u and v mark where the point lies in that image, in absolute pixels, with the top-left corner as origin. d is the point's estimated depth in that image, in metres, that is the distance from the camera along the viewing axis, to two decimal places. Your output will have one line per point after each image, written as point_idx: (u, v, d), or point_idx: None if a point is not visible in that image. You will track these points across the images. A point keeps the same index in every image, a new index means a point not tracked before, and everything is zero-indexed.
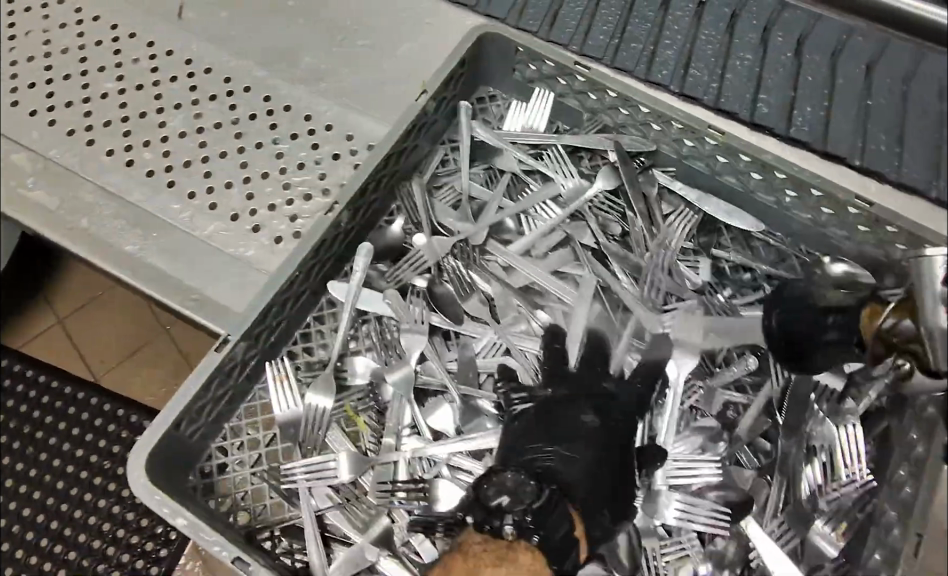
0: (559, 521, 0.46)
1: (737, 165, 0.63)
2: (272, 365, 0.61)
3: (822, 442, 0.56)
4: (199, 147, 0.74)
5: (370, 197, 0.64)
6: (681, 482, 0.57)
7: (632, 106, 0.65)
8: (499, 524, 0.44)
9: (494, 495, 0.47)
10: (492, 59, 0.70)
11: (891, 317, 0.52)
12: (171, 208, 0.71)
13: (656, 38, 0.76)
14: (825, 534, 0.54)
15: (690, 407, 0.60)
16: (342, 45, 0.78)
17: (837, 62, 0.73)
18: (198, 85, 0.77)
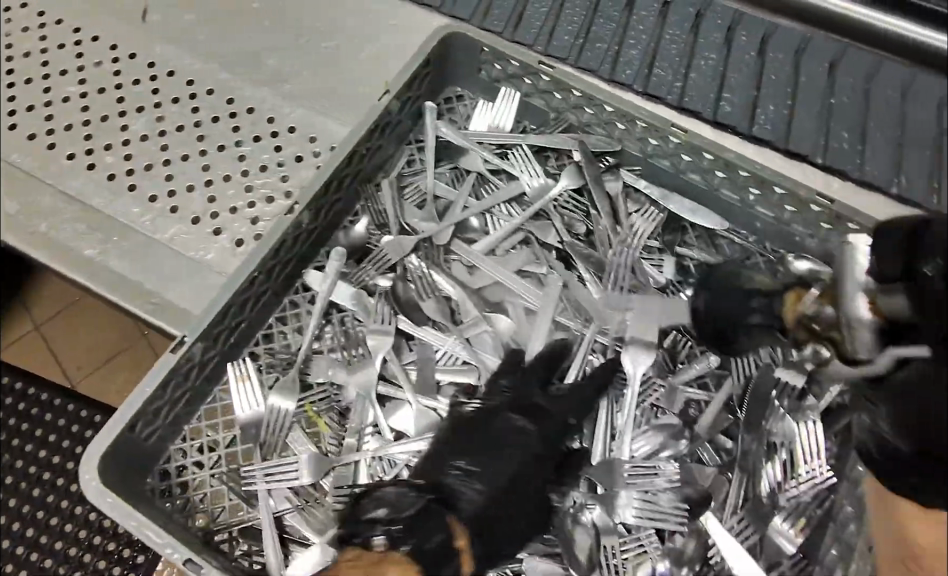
0: (434, 530, 0.48)
1: (700, 164, 0.63)
2: (233, 365, 0.60)
3: (783, 439, 0.57)
4: (161, 151, 0.73)
5: (333, 197, 0.64)
6: (640, 481, 0.56)
7: (597, 106, 0.65)
8: (370, 536, 0.48)
9: (375, 507, 0.50)
10: (457, 59, 0.69)
11: (819, 301, 0.45)
12: (131, 211, 0.70)
13: (621, 38, 0.76)
14: (783, 531, 0.54)
15: (652, 405, 0.59)
16: (307, 48, 0.78)
17: (800, 61, 0.74)
18: (160, 88, 0.76)
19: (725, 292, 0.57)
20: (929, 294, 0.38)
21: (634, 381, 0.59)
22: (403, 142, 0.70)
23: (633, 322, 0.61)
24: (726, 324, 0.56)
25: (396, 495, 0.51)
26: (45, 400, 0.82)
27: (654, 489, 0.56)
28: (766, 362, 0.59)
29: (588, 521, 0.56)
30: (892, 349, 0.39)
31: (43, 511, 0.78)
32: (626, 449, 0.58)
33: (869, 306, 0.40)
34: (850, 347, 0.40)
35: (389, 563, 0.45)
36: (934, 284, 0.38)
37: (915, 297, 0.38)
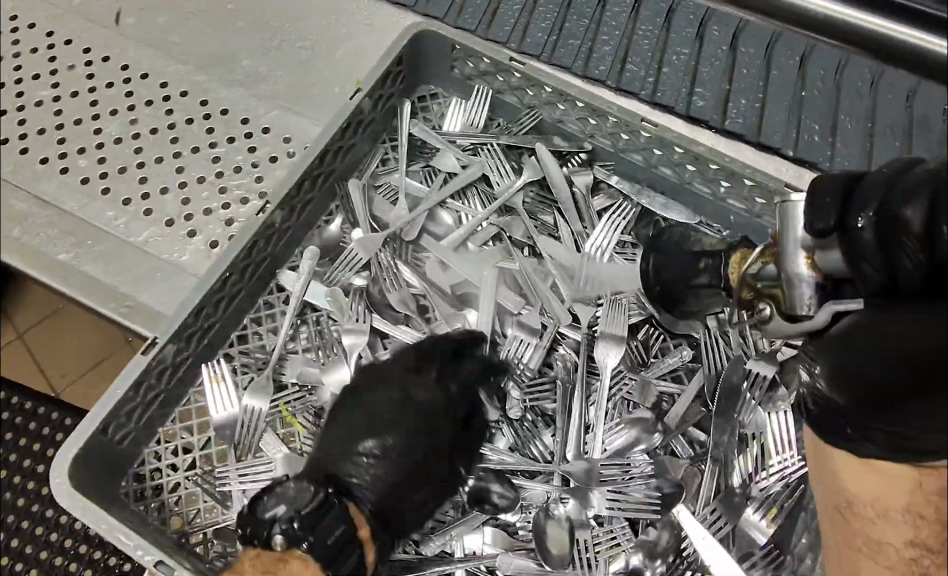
0: (332, 524, 0.46)
1: (671, 157, 0.63)
2: (208, 366, 0.60)
3: (755, 430, 0.58)
4: (135, 153, 0.73)
5: (306, 197, 0.64)
6: (613, 474, 0.57)
7: (569, 101, 0.65)
8: (269, 534, 0.45)
9: (271, 506, 0.47)
10: (429, 57, 0.69)
11: (759, 260, 0.43)
12: (105, 214, 0.70)
13: (594, 34, 0.76)
14: (755, 522, 0.55)
15: (624, 397, 0.60)
16: (282, 49, 0.78)
17: (771, 55, 0.74)
18: (134, 90, 0.76)
19: (672, 250, 0.53)
20: (861, 246, 0.35)
21: (607, 373, 0.60)
22: (376, 141, 0.70)
23: (605, 317, 0.62)
24: (676, 287, 0.51)
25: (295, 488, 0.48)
26: (18, 403, 0.78)
27: (627, 481, 0.56)
28: (737, 354, 0.59)
29: (562, 514, 0.56)
30: (830, 305, 0.38)
31: (13, 511, 0.73)
32: (598, 442, 0.58)
33: (807, 264, 0.39)
34: (789, 304, 0.39)
35: (288, 558, 0.45)
36: (866, 233, 0.34)
37: (850, 252, 0.36)
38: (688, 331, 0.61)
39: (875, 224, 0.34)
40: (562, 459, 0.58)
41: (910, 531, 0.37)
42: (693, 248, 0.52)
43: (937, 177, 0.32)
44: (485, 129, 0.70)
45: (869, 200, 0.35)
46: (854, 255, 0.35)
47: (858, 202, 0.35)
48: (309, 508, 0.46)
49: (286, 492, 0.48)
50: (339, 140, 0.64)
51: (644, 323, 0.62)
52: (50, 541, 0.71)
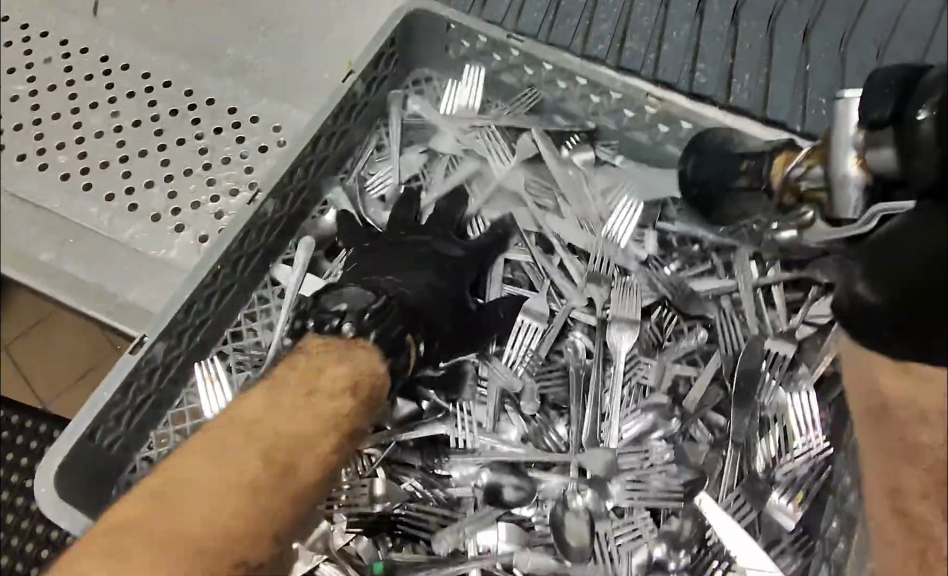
0: (394, 322, 0.53)
1: (677, 133, 0.60)
2: (201, 365, 0.58)
3: (775, 409, 0.55)
4: (118, 146, 0.70)
5: (299, 184, 0.61)
6: (632, 463, 0.55)
7: (572, 79, 0.62)
8: (338, 325, 0.52)
9: (333, 302, 0.53)
10: (419, 40, 0.67)
11: (805, 163, 0.46)
12: (87, 211, 0.67)
13: (591, 12, 0.74)
14: (781, 506, 0.52)
15: (638, 383, 0.57)
16: (267, 34, 0.75)
17: (774, 28, 0.72)
18: (115, 82, 0.73)
19: (715, 153, 0.56)
20: (919, 140, 0.34)
21: (620, 358, 0.58)
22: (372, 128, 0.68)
23: (617, 302, 0.59)
24: (715, 187, 0.56)
25: (350, 293, 0.54)
26: (4, 418, 0.75)
27: (646, 468, 0.54)
28: (755, 334, 0.57)
29: (579, 506, 0.54)
30: (878, 209, 0.39)
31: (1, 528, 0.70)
32: (613, 430, 0.56)
33: (855, 165, 0.40)
34: (834, 208, 0.42)
35: (356, 345, 0.51)
36: (924, 126, 0.34)
37: (904, 144, 0.36)
38: (701, 311, 0.59)
39: (935, 118, 0.34)
40: (576, 448, 0.56)
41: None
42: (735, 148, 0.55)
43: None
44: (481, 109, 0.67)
45: (928, 99, 0.35)
46: (909, 151, 0.35)
47: (918, 97, 0.36)
48: (375, 307, 0.53)
49: (352, 294, 0.54)
50: (329, 127, 0.62)
51: (656, 305, 0.60)
52: (40, 559, 0.68)
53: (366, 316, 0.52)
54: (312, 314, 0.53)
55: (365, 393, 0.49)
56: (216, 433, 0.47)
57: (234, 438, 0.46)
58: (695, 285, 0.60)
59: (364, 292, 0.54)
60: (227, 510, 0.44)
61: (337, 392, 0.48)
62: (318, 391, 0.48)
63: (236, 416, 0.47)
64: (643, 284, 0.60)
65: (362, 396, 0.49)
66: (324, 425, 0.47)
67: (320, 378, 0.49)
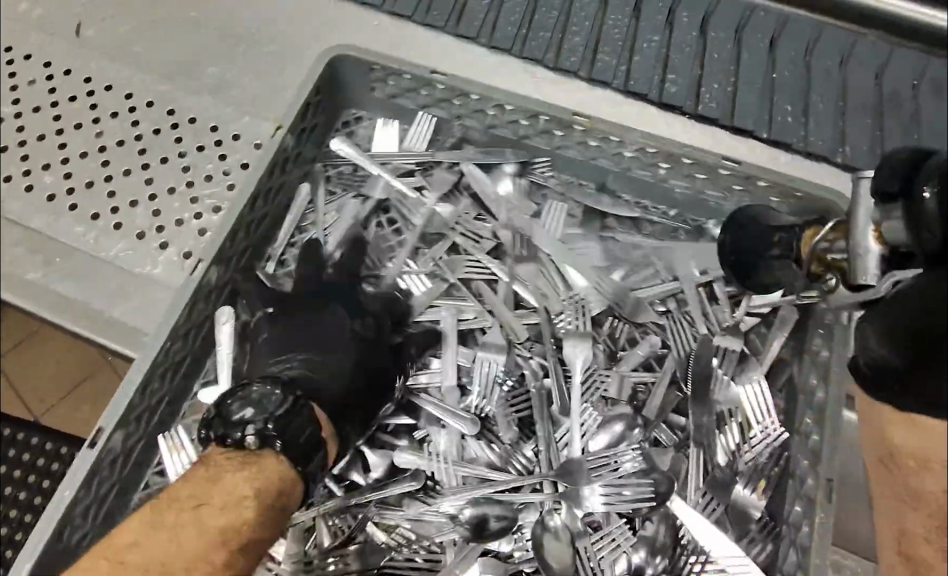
0: (303, 425, 0.49)
1: (608, 148, 0.63)
2: (166, 436, 0.56)
3: (729, 404, 0.57)
4: (102, 167, 0.71)
5: (241, 247, 0.60)
6: (601, 470, 0.56)
7: (499, 106, 0.63)
8: (241, 436, 0.47)
9: (238, 408, 0.49)
10: (347, 77, 0.67)
11: (831, 235, 0.46)
12: (74, 230, 0.68)
13: (564, 25, 0.75)
14: (745, 495, 0.55)
15: (599, 395, 0.58)
16: (248, 53, 0.77)
17: (742, 37, 0.74)
18: (98, 103, 0.74)
19: (749, 223, 0.55)
20: (925, 214, 0.36)
21: (577, 372, 0.59)
22: (308, 173, 0.67)
23: (569, 316, 0.61)
24: (750, 259, 0.54)
25: (259, 392, 0.50)
26: None
27: (617, 480, 0.55)
28: (704, 334, 0.60)
29: (557, 525, 0.54)
30: (891, 274, 0.40)
31: None
32: (576, 443, 0.57)
33: (874, 239, 0.41)
34: (855, 275, 0.41)
35: (262, 458, 0.46)
36: (929, 203, 0.36)
37: (913, 217, 0.37)
38: (651, 319, 0.61)
39: (940, 195, 0.36)
40: (547, 467, 0.56)
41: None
42: (767, 222, 0.54)
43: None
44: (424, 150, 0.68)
45: (932, 177, 0.37)
46: (917, 223, 0.37)
47: (925, 177, 0.38)
48: (281, 413, 0.49)
49: (258, 396, 0.50)
50: (265, 181, 0.61)
51: (605, 317, 0.62)
52: None
53: (271, 425, 0.48)
54: (216, 418, 0.49)
55: (269, 503, 0.45)
56: (97, 574, 0.42)
57: (114, 573, 0.42)
58: (643, 292, 0.62)
59: (271, 390, 0.50)
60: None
61: (230, 506, 0.43)
62: (207, 510, 0.43)
63: (114, 549, 0.43)
64: (591, 293, 0.62)
65: (264, 508, 0.44)
66: (212, 549, 0.42)
67: (213, 494, 0.44)
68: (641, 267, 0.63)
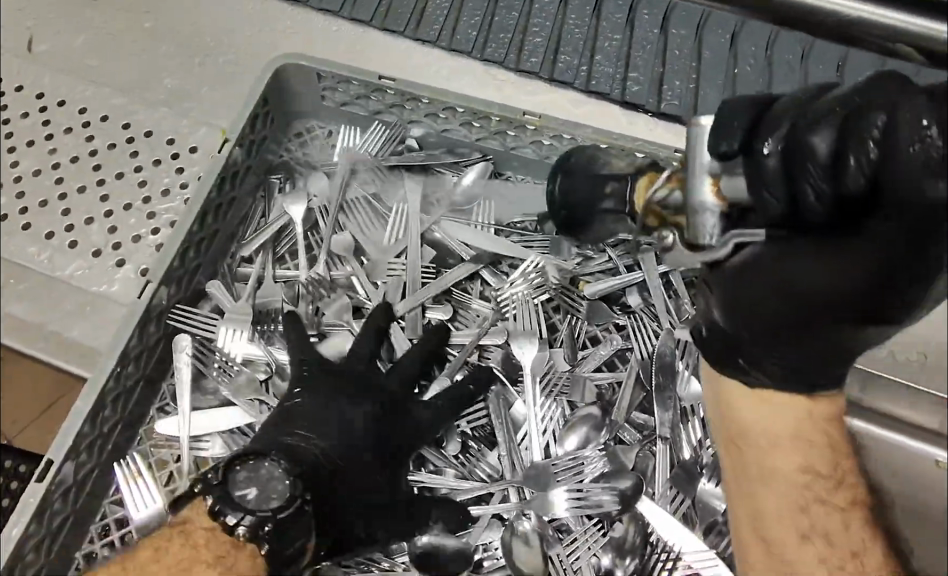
0: (304, 531, 0.41)
1: (561, 145, 0.63)
2: (121, 465, 0.55)
3: (693, 402, 0.57)
4: (56, 185, 0.69)
5: (191, 267, 0.59)
6: (565, 474, 0.55)
7: (450, 109, 0.64)
8: (232, 523, 0.40)
9: (242, 482, 0.41)
10: (296, 89, 0.66)
11: (664, 185, 0.38)
12: (28, 251, 0.67)
13: (525, 25, 0.74)
14: (712, 491, 0.54)
15: (558, 393, 0.58)
16: (204, 63, 0.75)
17: (703, 34, 0.73)
18: (51, 119, 0.72)
19: (581, 170, 0.49)
20: (766, 172, 0.33)
21: (532, 374, 0.58)
22: (261, 184, 0.66)
23: (523, 316, 0.60)
24: (582, 212, 0.47)
25: (270, 471, 0.42)
26: None
27: (582, 485, 0.54)
28: (666, 328, 0.59)
29: (527, 529, 0.53)
30: (732, 235, 0.36)
31: None
32: (538, 446, 0.56)
33: (712, 189, 0.35)
34: (692, 234, 0.36)
35: (237, 551, 0.41)
36: (771, 161, 0.32)
37: (753, 174, 0.33)
38: (611, 316, 0.61)
39: (782, 152, 0.32)
40: (512, 475, 0.55)
41: (801, 457, 0.40)
42: (602, 169, 0.48)
43: (852, 99, 0.31)
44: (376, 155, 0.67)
45: (777, 127, 0.33)
46: (755, 178, 0.33)
47: (764, 127, 0.33)
48: (283, 511, 0.40)
49: (266, 476, 0.42)
50: (216, 197, 0.60)
51: (564, 321, 0.61)
52: None
53: (267, 526, 0.39)
54: (214, 485, 0.41)
55: None
56: None
57: None
58: (592, 291, 0.61)
59: (282, 475, 0.42)
60: None
61: None
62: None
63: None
64: (546, 295, 0.61)
65: None
66: None
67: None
68: (597, 254, 0.62)
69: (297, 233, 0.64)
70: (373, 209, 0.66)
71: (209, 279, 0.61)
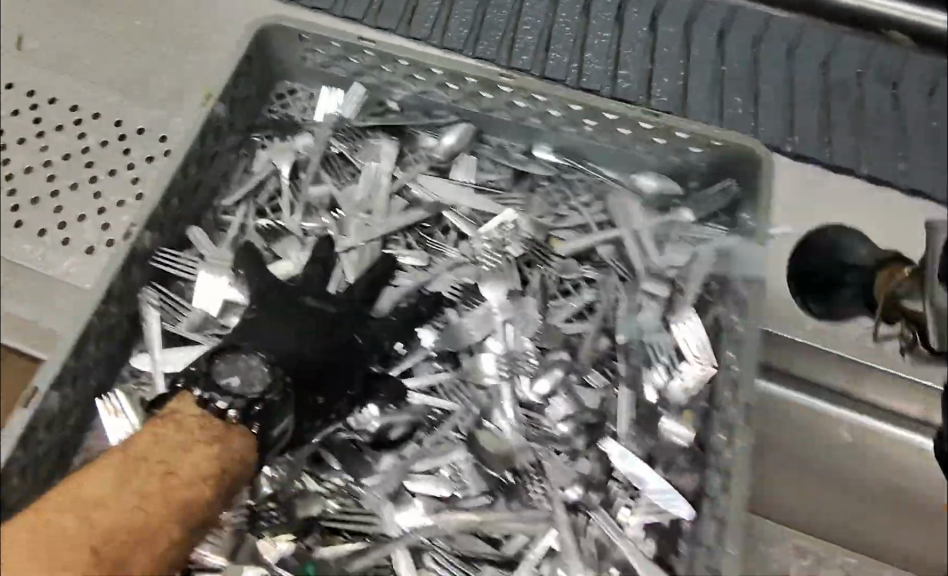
0: (287, 411, 0.52)
1: (536, 107, 0.63)
2: (105, 398, 0.57)
3: (657, 346, 0.61)
4: (48, 182, 0.69)
5: (176, 214, 0.61)
6: (527, 403, 0.60)
7: (427, 71, 0.63)
8: (221, 407, 0.50)
9: (225, 373, 0.51)
10: (279, 53, 0.67)
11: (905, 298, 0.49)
12: (21, 248, 0.66)
13: (515, 24, 0.75)
14: (670, 427, 0.58)
15: (528, 337, 0.61)
16: (200, 64, 0.75)
17: (691, 31, 0.75)
18: (42, 116, 0.72)
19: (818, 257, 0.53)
20: None
21: (500, 315, 0.61)
22: (244, 142, 0.68)
23: (495, 265, 0.63)
24: None
25: (248, 361, 0.52)
26: None
27: (547, 424, 0.59)
28: (626, 279, 0.64)
29: (496, 426, 0.59)
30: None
31: None
32: (515, 390, 0.60)
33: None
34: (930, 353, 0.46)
35: (232, 432, 0.49)
36: None
37: None
38: (580, 269, 0.64)
39: None
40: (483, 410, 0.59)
41: None
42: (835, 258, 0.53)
43: None
44: (356, 116, 0.68)
45: None
46: None
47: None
48: (268, 396, 0.51)
49: (245, 368, 0.52)
50: (198, 150, 0.60)
51: (536, 270, 0.64)
52: None
53: (257, 407, 0.51)
54: (202, 376, 0.52)
55: (222, 480, 0.48)
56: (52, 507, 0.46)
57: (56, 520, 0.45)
58: (564, 250, 0.64)
59: (260, 366, 0.52)
60: (105, 539, 0.44)
61: (195, 477, 0.47)
62: (172, 481, 0.46)
63: (87, 491, 0.46)
64: (522, 249, 0.64)
65: (224, 483, 0.48)
66: (169, 514, 0.46)
67: (176, 462, 0.47)
68: (569, 214, 0.66)
69: (282, 186, 0.67)
70: (349, 159, 0.68)
71: (190, 225, 0.64)
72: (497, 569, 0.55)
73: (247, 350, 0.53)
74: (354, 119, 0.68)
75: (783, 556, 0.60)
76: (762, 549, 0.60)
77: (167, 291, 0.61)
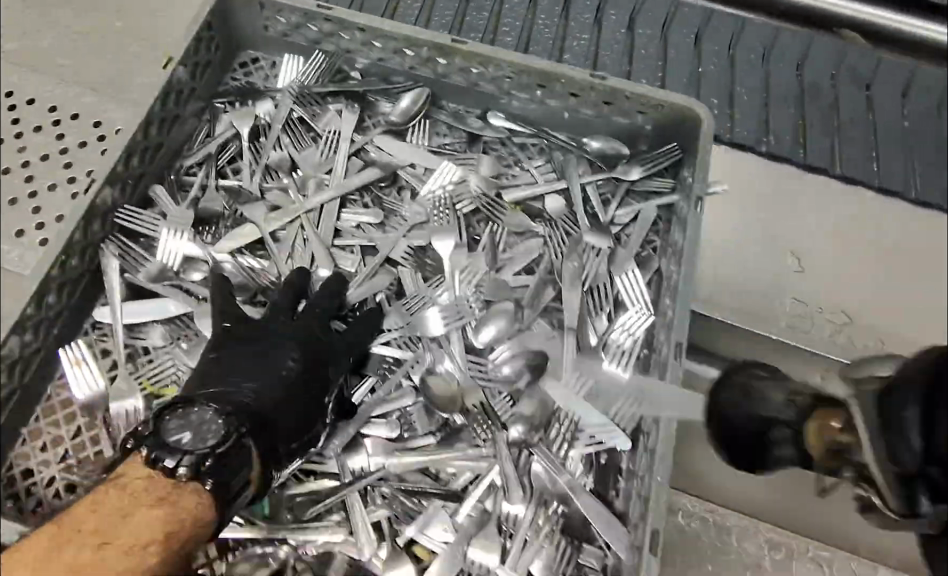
0: (243, 464, 0.46)
1: (487, 73, 0.65)
2: (66, 349, 0.56)
3: (605, 296, 0.61)
4: (25, 182, 0.68)
5: (136, 174, 0.60)
6: (474, 351, 0.59)
7: (384, 38, 0.65)
8: (172, 464, 0.44)
9: (175, 429, 0.46)
10: (242, 22, 0.67)
11: None
12: None
13: (495, 27, 0.76)
14: (613, 370, 0.58)
15: (477, 289, 0.61)
16: None
17: (668, 33, 0.76)
18: (21, 116, 0.71)
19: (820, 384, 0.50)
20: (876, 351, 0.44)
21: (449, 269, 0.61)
22: (207, 109, 0.67)
23: (447, 220, 0.63)
24: None
25: (200, 416, 0.47)
26: None
27: (490, 370, 0.58)
28: (576, 232, 0.63)
29: (444, 370, 0.58)
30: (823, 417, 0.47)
31: None
32: (461, 339, 0.59)
33: None
34: None
35: (180, 492, 0.43)
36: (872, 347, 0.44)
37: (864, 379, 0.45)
38: (530, 223, 0.64)
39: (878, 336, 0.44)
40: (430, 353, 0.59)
41: None
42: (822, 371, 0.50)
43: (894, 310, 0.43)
44: (317, 82, 0.68)
45: None
46: None
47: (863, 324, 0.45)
48: (220, 449, 0.45)
49: (200, 421, 0.46)
50: (160, 111, 0.60)
51: (487, 226, 0.64)
52: None
53: (209, 460, 0.44)
54: (149, 435, 0.46)
55: (170, 545, 0.42)
56: None
57: None
58: (509, 191, 0.65)
59: (213, 418, 0.47)
60: None
61: (135, 546, 0.42)
62: (108, 552, 0.41)
63: (22, 565, 0.42)
64: (471, 201, 0.64)
65: (172, 550, 0.43)
66: None
67: (117, 529, 0.42)
68: (521, 172, 0.67)
69: (237, 149, 0.66)
70: (307, 122, 0.67)
71: (150, 182, 0.62)
72: (442, 501, 0.54)
73: (200, 402, 0.48)
74: (316, 86, 0.68)
75: (757, 549, 0.61)
76: (736, 543, 0.61)
77: (130, 243, 0.60)
